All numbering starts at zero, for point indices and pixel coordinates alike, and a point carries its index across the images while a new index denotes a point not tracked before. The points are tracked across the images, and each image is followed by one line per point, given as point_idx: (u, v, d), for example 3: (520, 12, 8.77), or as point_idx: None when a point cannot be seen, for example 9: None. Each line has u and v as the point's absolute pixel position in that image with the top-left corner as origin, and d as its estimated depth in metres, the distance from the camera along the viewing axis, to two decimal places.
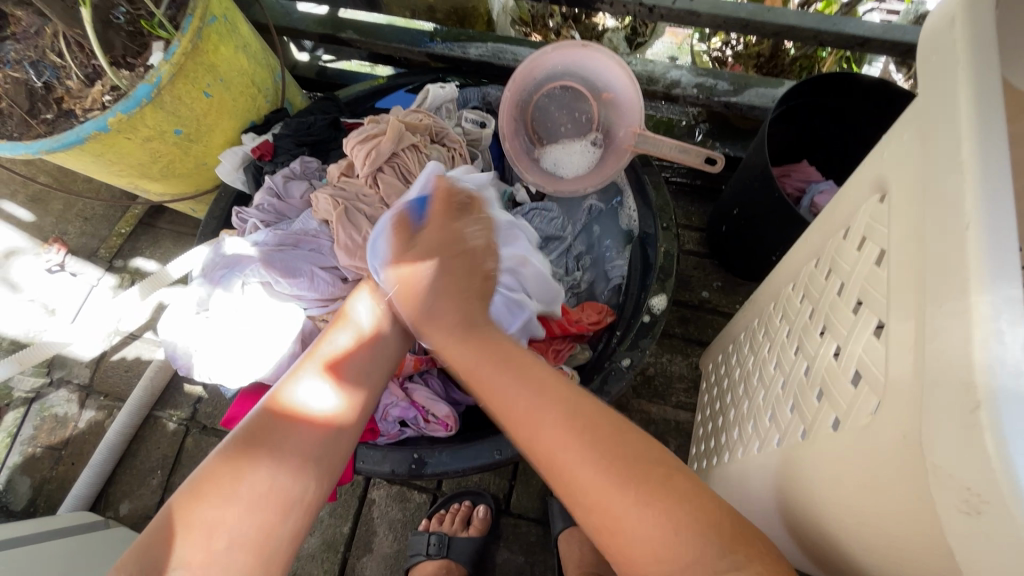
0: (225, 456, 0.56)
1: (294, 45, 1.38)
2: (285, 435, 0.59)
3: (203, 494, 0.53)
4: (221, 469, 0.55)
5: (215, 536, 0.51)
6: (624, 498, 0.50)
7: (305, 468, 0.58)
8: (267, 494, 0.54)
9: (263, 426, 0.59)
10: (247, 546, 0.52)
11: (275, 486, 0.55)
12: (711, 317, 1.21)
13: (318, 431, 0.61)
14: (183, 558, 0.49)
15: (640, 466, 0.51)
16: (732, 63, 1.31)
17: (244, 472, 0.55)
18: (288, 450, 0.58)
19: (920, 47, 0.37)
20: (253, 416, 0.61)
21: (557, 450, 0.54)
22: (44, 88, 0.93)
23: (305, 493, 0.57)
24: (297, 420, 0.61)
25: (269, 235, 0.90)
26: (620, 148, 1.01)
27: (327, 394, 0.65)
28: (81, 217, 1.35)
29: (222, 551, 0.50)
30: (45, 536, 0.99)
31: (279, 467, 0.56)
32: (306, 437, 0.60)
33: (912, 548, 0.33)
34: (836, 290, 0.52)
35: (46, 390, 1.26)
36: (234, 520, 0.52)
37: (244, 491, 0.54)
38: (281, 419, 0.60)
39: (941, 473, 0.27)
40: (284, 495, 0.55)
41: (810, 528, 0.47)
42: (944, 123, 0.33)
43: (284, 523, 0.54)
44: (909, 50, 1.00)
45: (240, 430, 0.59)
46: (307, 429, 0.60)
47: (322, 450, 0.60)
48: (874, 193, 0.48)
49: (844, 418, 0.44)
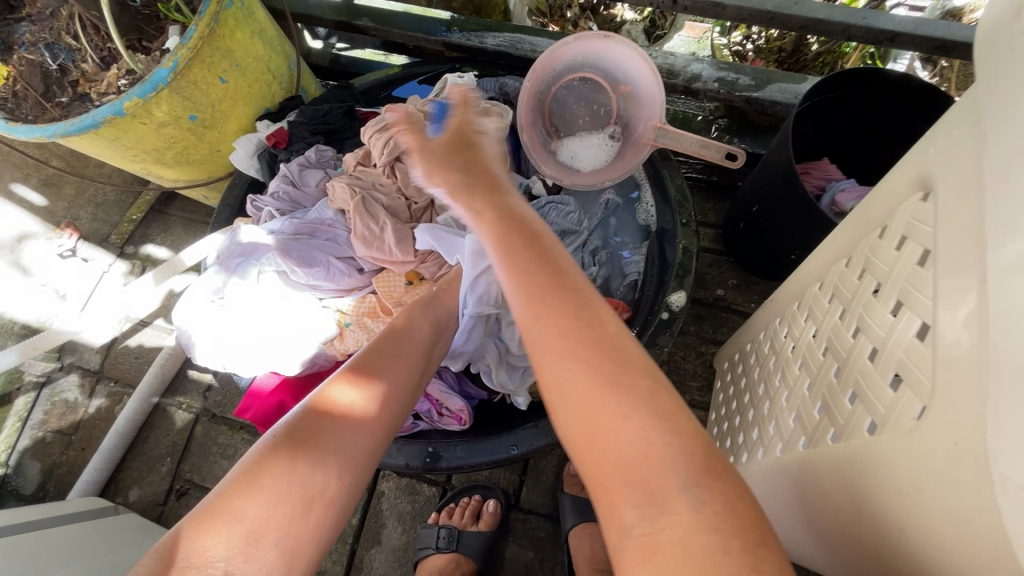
0: (284, 446, 0.53)
1: (308, 32, 1.36)
2: (345, 435, 0.56)
3: (256, 485, 0.50)
4: (275, 460, 0.52)
5: (260, 535, 0.48)
6: (620, 415, 0.42)
7: (346, 470, 0.55)
8: (310, 497, 0.51)
9: (320, 420, 0.56)
10: (284, 551, 0.49)
11: (316, 487, 0.52)
12: (726, 315, 1.19)
13: (366, 434, 0.58)
14: (226, 550, 0.46)
15: (634, 375, 0.44)
16: (752, 58, 1.27)
17: (288, 471, 0.51)
18: (340, 453, 0.55)
19: (977, 38, 0.36)
20: (305, 407, 0.57)
21: (550, 358, 0.46)
22: (59, 71, 0.92)
23: (345, 497, 0.55)
24: (348, 417, 0.58)
25: (285, 223, 0.89)
26: (639, 142, 0.98)
27: (352, 382, 0.66)
28: (92, 203, 1.35)
29: (266, 550, 0.48)
30: (55, 521, 0.99)
31: (330, 470, 0.54)
32: (355, 439, 0.57)
33: (973, 558, 0.32)
34: (871, 290, 0.51)
35: (56, 375, 1.26)
36: (281, 519, 0.49)
37: (287, 487, 0.51)
38: (339, 415, 0.57)
39: (1010, 484, 0.26)
40: (328, 498, 0.53)
41: (851, 535, 0.46)
42: (1009, 117, 0.32)
43: (320, 529, 0.52)
44: (939, 46, 0.98)
45: (293, 420, 0.56)
46: (358, 429, 0.58)
47: (367, 457, 0.58)
48: (916, 190, 0.46)
49: (883, 422, 0.43)
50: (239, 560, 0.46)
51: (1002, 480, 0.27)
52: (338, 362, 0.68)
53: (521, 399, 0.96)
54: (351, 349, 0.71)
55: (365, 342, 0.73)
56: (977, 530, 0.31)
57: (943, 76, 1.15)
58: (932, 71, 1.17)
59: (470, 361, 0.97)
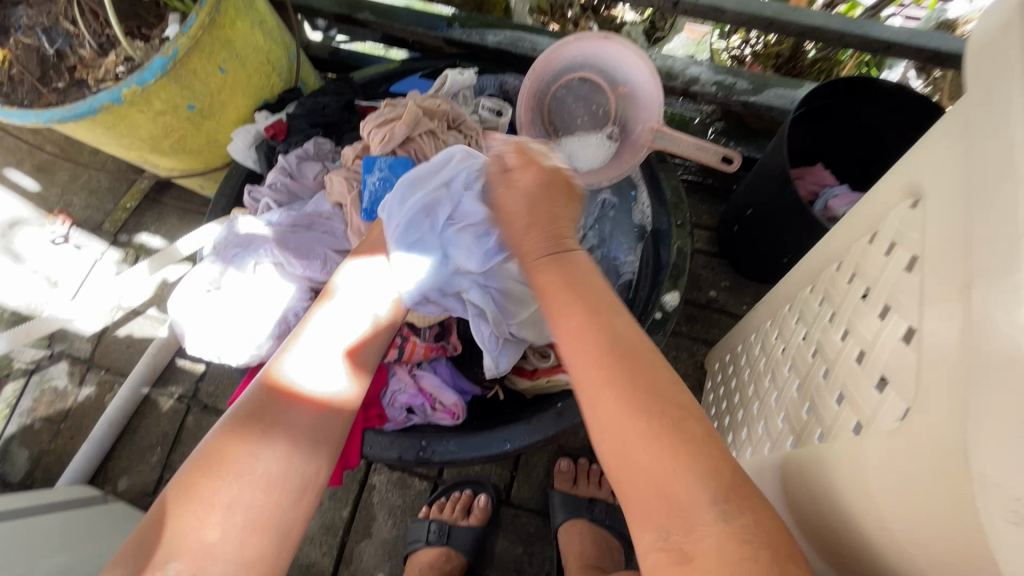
0: (224, 436, 0.54)
1: (308, 24, 1.35)
2: (287, 413, 0.58)
3: (200, 477, 0.51)
4: (219, 450, 0.53)
5: (215, 525, 0.50)
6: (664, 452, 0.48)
7: (303, 450, 0.57)
8: (268, 476, 0.54)
9: (262, 404, 0.57)
10: (250, 528, 0.51)
11: (275, 467, 0.54)
12: (718, 316, 1.21)
13: (316, 413, 0.59)
14: (178, 547, 0.48)
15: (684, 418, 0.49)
16: (750, 63, 1.30)
17: (245, 452, 0.54)
18: (289, 431, 0.57)
19: (969, 49, 0.37)
20: (249, 394, 0.58)
21: (606, 398, 0.52)
22: (56, 56, 0.91)
23: (303, 476, 0.56)
24: (295, 398, 0.59)
25: (282, 216, 0.90)
26: (636, 143, 0.99)
27: (330, 373, 0.62)
28: (86, 190, 1.33)
29: (221, 537, 0.49)
30: (43, 509, 0.98)
31: (280, 450, 0.55)
32: (306, 417, 0.58)
33: (949, 555, 0.33)
34: (860, 294, 0.52)
35: (46, 363, 1.25)
36: (233, 508, 0.51)
37: (250, 472, 0.53)
38: (278, 397, 0.58)
39: (988, 483, 0.27)
40: (283, 478, 0.54)
41: (827, 533, 0.47)
42: (996, 130, 0.33)
43: (285, 506, 0.54)
44: (933, 57, 0.99)
45: (237, 408, 0.57)
46: (303, 408, 0.59)
47: (320, 432, 0.59)
48: (906, 197, 0.47)
49: (867, 422, 0.44)
50: (191, 553, 0.48)
51: (979, 478, 0.28)
52: (307, 356, 0.62)
53: (514, 396, 0.97)
54: (324, 340, 0.64)
55: (339, 328, 0.66)
56: (956, 531, 0.32)
57: (936, 86, 1.17)
58: (925, 80, 1.19)
59: (465, 354, 0.95)
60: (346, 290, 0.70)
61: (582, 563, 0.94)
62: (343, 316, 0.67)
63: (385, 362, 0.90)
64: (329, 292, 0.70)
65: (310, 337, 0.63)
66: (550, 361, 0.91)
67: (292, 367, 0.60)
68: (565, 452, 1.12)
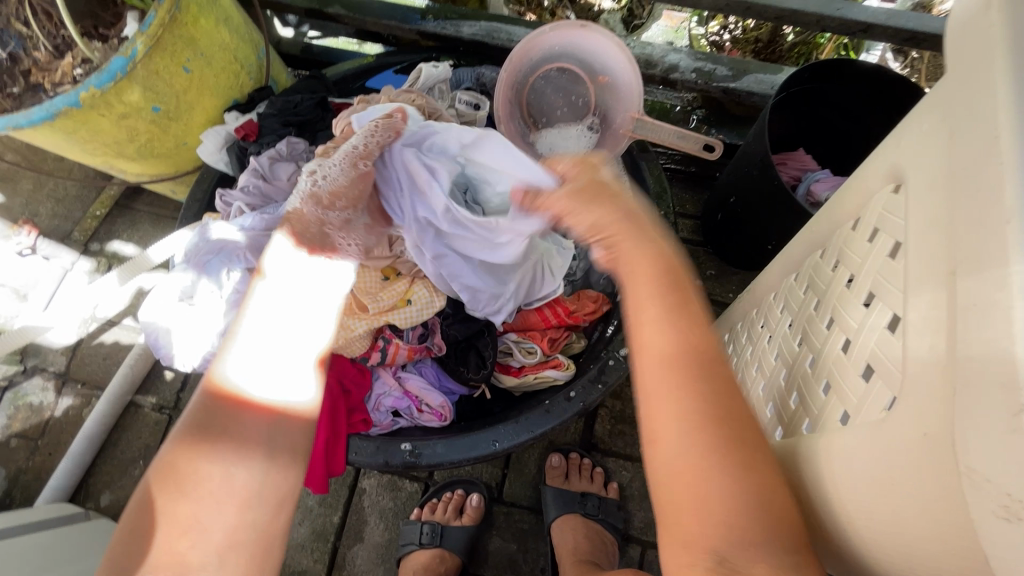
0: (174, 451, 0.51)
1: (277, 20, 1.31)
2: (239, 423, 0.53)
3: (156, 498, 0.49)
4: (171, 465, 0.51)
5: (184, 536, 0.48)
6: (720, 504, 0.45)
7: (262, 457, 0.53)
8: (228, 489, 0.51)
9: (208, 414, 0.53)
10: (218, 547, 0.49)
11: (235, 478, 0.51)
12: (704, 305, 1.21)
13: (269, 419, 0.55)
14: (150, 557, 0.47)
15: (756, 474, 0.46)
16: (729, 49, 1.28)
17: (198, 466, 0.51)
18: (246, 439, 0.53)
19: (948, 30, 0.35)
20: (194, 405, 0.54)
21: (686, 459, 0.47)
22: (9, 60, 0.87)
23: (270, 481, 0.53)
24: (242, 404, 0.54)
25: (256, 220, 0.86)
26: (618, 133, 0.97)
27: (289, 380, 0.57)
28: (52, 198, 1.30)
29: (190, 552, 0.48)
30: (23, 530, 0.95)
31: (231, 463, 0.52)
32: (261, 424, 0.54)
33: (940, 552, 0.32)
34: (844, 282, 0.52)
35: (19, 378, 1.22)
36: (200, 522, 0.49)
37: (209, 490, 0.50)
38: (228, 406, 0.54)
39: (978, 479, 0.26)
40: (246, 489, 0.52)
41: (815, 522, 0.47)
42: (975, 114, 0.32)
43: (253, 518, 0.51)
44: (910, 38, 0.99)
45: (180, 424, 0.54)
46: (256, 413, 0.54)
47: (278, 437, 0.55)
48: (888, 181, 0.47)
49: (854, 413, 0.43)
50: (165, 564, 0.47)
51: (969, 473, 0.27)
52: (248, 362, 0.56)
53: (501, 394, 0.96)
54: (262, 334, 0.57)
55: (279, 317, 0.59)
56: (943, 529, 0.31)
57: (914, 67, 1.18)
58: (903, 62, 1.20)
59: (452, 354, 0.92)
60: (289, 269, 0.63)
61: (577, 559, 0.93)
62: (282, 302, 0.59)
63: (368, 365, 0.89)
64: (257, 277, 0.61)
65: (247, 337, 0.56)
66: (537, 357, 0.91)
67: (241, 377, 0.55)
68: (556, 448, 1.11)
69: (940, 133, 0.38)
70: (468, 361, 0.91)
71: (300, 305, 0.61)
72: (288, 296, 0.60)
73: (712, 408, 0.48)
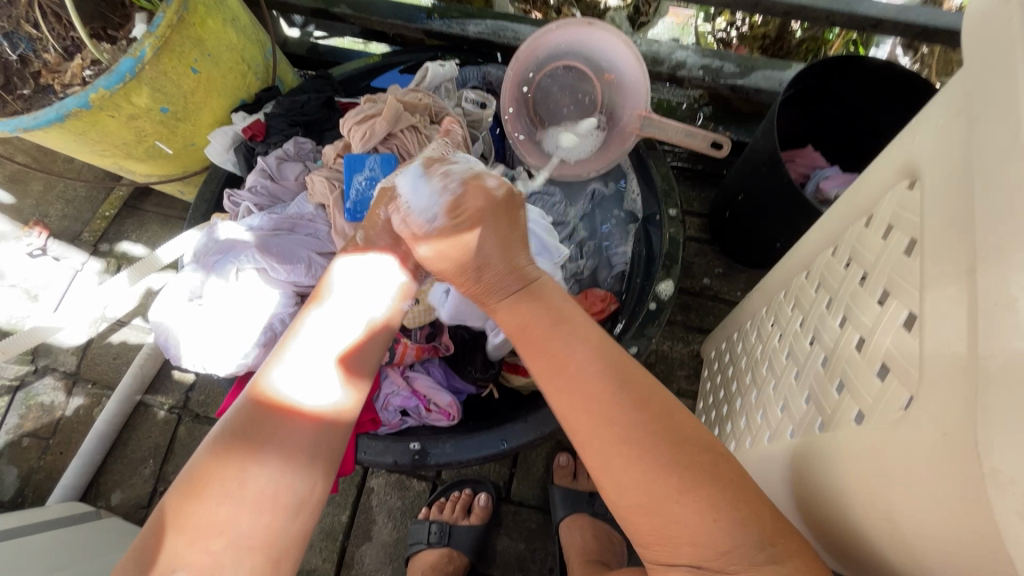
0: (218, 453, 0.52)
1: (284, 20, 1.31)
2: (282, 431, 0.54)
3: (193, 499, 0.50)
4: (211, 468, 0.51)
5: (217, 539, 0.48)
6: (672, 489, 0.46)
7: (302, 465, 0.54)
8: (266, 495, 0.51)
9: (254, 421, 0.54)
10: (251, 550, 0.49)
11: (275, 484, 0.52)
12: (713, 304, 1.20)
13: (315, 431, 0.55)
14: (183, 559, 0.47)
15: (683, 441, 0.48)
16: (737, 45, 1.27)
17: (239, 471, 0.51)
18: (287, 447, 0.53)
19: (965, 25, 0.35)
20: (240, 409, 0.55)
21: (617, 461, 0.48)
22: (19, 62, 0.88)
23: (307, 491, 0.54)
24: (288, 413, 0.55)
25: (264, 219, 0.87)
26: (625, 131, 0.96)
27: (323, 385, 0.58)
28: (61, 199, 1.31)
29: (222, 555, 0.48)
30: (36, 528, 0.96)
31: (270, 471, 0.52)
32: (303, 433, 0.55)
33: (961, 553, 0.32)
34: (858, 279, 0.51)
35: (30, 378, 1.22)
36: (236, 525, 0.49)
37: (249, 494, 0.50)
38: (273, 413, 0.55)
39: (1003, 479, 0.26)
40: (284, 497, 0.52)
41: (834, 525, 0.46)
42: (995, 109, 0.31)
43: (287, 523, 0.52)
44: (922, 32, 0.97)
45: (225, 426, 0.54)
46: (302, 423, 0.55)
47: (319, 447, 0.55)
48: (902, 177, 0.46)
49: (869, 412, 0.43)
50: (196, 566, 0.47)
51: (993, 473, 0.27)
52: (294, 371, 0.58)
53: (509, 393, 0.96)
54: (313, 348, 0.60)
55: (332, 334, 0.62)
56: (963, 531, 0.31)
57: (924, 63, 1.16)
58: (913, 57, 1.19)
59: (460, 353, 0.93)
60: (339, 293, 0.66)
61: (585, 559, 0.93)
62: (335, 321, 0.62)
63: (376, 364, 0.89)
64: (321, 294, 0.65)
65: (299, 349, 0.59)
66: None
67: (284, 387, 0.56)
68: (563, 447, 1.11)
69: (956, 127, 0.37)
70: (475, 360, 0.91)
71: (349, 322, 0.63)
72: (342, 314, 0.63)
73: (615, 395, 0.49)
